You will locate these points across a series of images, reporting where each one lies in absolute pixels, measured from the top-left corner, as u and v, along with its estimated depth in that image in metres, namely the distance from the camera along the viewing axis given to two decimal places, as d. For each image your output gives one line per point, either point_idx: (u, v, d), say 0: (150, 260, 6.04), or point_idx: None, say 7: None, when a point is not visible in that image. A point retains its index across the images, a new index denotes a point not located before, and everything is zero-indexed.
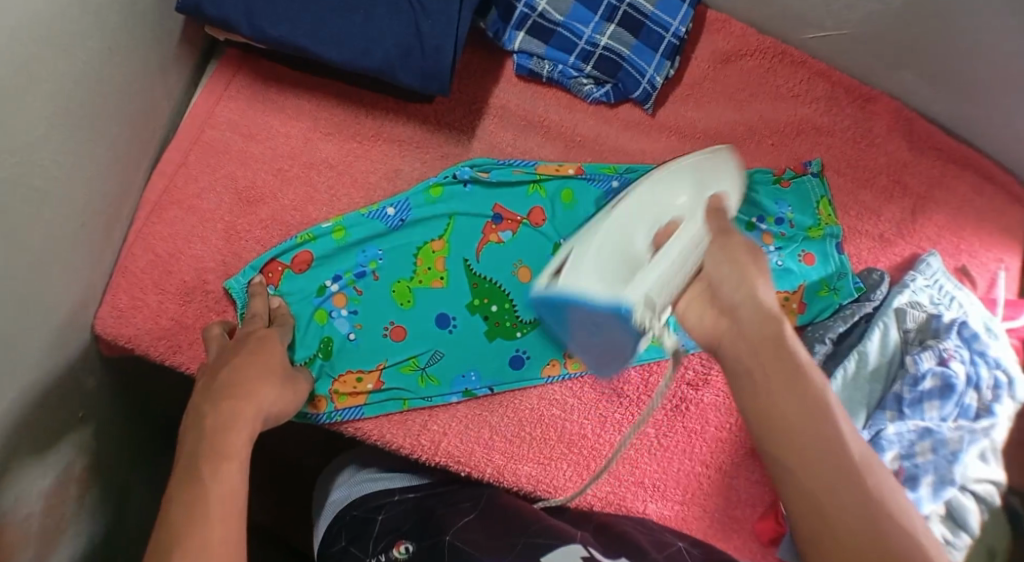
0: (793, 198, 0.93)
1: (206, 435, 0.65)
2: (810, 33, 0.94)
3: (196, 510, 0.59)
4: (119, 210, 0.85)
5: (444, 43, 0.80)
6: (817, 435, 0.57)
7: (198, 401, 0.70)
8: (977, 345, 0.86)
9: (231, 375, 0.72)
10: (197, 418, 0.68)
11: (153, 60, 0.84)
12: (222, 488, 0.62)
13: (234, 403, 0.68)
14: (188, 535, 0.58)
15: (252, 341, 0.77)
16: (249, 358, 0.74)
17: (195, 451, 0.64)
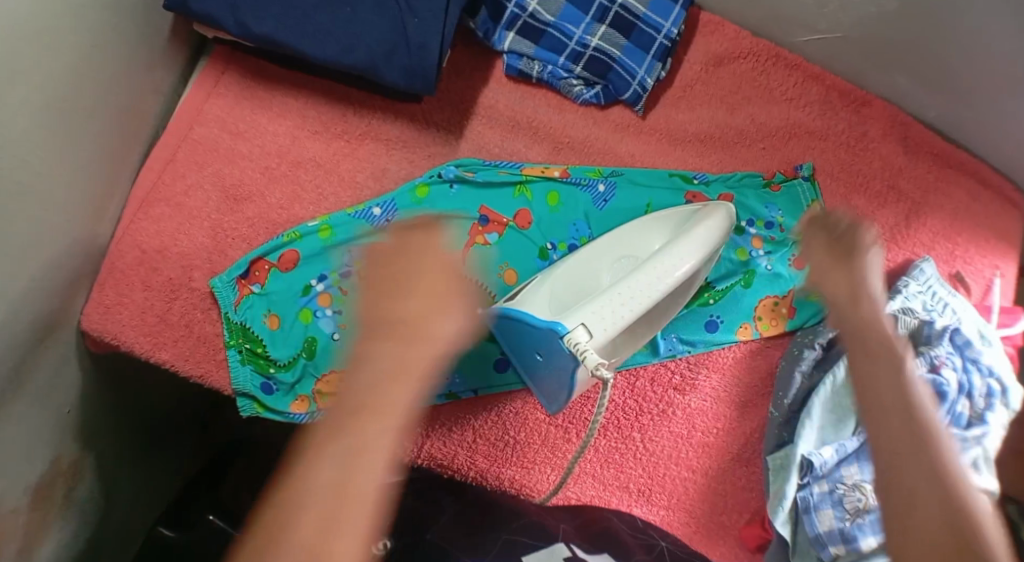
0: (784, 202, 0.92)
1: (354, 404, 0.56)
2: (803, 36, 0.94)
3: (349, 484, 0.54)
4: (105, 206, 0.85)
5: (429, 42, 0.80)
6: (922, 444, 0.63)
7: (370, 339, 0.58)
8: (970, 351, 0.86)
9: (401, 303, 0.58)
10: (365, 365, 0.57)
11: (141, 56, 0.84)
12: (380, 461, 0.55)
13: (410, 350, 0.57)
14: (317, 532, 0.53)
15: (417, 259, 0.60)
16: (416, 282, 0.59)
17: (343, 412, 0.56)
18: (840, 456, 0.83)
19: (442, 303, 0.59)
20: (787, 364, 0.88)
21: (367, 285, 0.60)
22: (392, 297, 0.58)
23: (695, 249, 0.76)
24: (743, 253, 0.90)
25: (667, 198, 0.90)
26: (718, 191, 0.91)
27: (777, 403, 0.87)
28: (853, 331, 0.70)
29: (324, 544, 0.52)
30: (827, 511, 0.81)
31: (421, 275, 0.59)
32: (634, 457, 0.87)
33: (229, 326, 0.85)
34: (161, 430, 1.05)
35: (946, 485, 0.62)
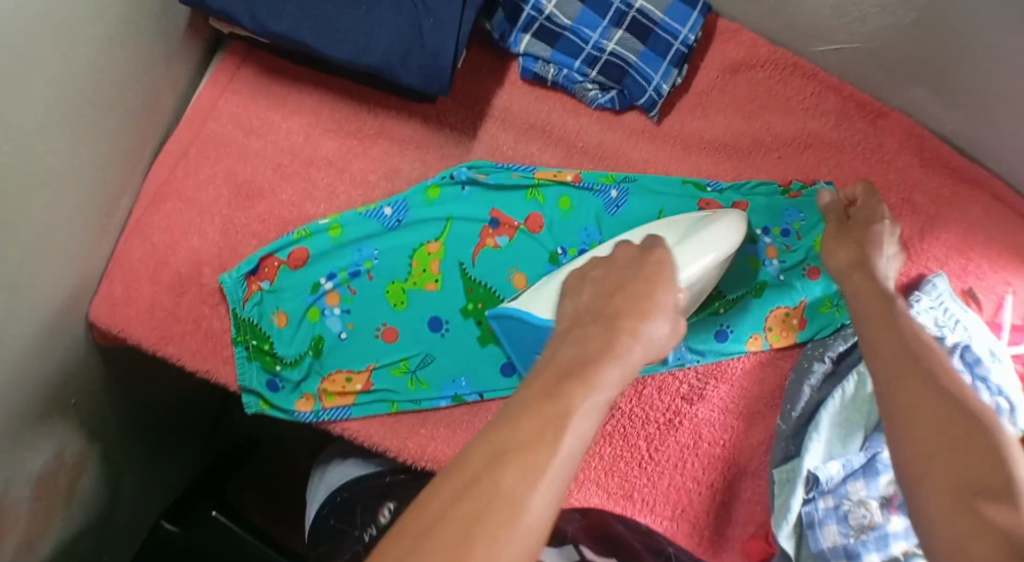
0: (803, 208, 0.90)
1: (573, 371, 0.55)
2: (822, 46, 0.93)
3: (542, 452, 0.50)
4: (117, 199, 0.85)
5: (444, 43, 0.79)
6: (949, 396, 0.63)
7: (578, 333, 0.59)
8: (979, 369, 0.85)
9: (625, 306, 0.61)
10: (593, 350, 0.57)
11: (157, 50, 0.84)
12: (580, 437, 0.52)
13: (622, 345, 0.57)
14: (518, 481, 0.48)
15: (640, 273, 0.64)
16: (631, 290, 0.62)
17: (571, 371, 0.55)
18: (846, 471, 0.83)
19: (648, 311, 0.60)
20: (796, 378, 0.87)
21: (585, 288, 0.65)
22: (609, 300, 0.62)
23: (713, 245, 0.77)
24: (756, 263, 0.90)
25: (681, 205, 0.88)
26: (732, 198, 0.90)
27: (785, 415, 0.86)
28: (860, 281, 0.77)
29: (511, 493, 0.48)
30: (832, 526, 0.81)
31: (639, 295, 0.61)
32: (639, 466, 0.87)
33: (236, 322, 0.84)
34: (168, 422, 1.05)
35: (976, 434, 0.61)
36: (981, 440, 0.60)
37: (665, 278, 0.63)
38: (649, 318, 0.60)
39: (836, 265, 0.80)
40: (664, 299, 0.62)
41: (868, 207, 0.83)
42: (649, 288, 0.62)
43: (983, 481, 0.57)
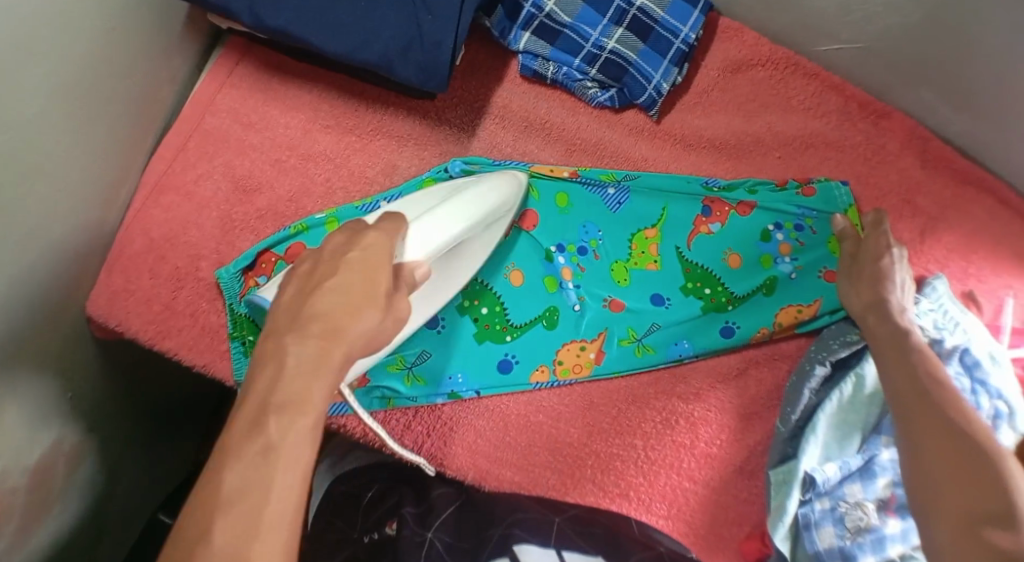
0: (817, 202, 0.89)
1: (270, 405, 0.52)
2: (825, 45, 0.93)
3: (257, 498, 0.50)
4: (116, 193, 0.85)
5: (444, 39, 0.79)
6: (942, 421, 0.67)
7: (279, 337, 0.55)
8: (979, 373, 0.86)
9: (325, 301, 0.56)
10: (279, 359, 0.54)
11: (157, 43, 0.83)
12: (291, 467, 0.51)
13: (324, 346, 0.54)
14: (231, 538, 0.49)
15: (350, 262, 0.58)
16: (337, 280, 0.57)
17: (271, 396, 0.52)
18: (843, 473, 0.83)
19: (361, 303, 0.56)
20: (797, 380, 0.86)
21: (292, 283, 0.59)
22: (309, 299, 0.56)
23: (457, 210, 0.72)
24: (767, 260, 0.88)
25: (685, 204, 0.89)
26: (739, 197, 0.89)
27: (785, 418, 0.86)
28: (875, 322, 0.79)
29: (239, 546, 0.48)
30: (828, 528, 0.81)
31: (349, 272, 0.58)
32: (636, 464, 0.85)
33: (233, 317, 0.84)
34: (163, 416, 1.05)
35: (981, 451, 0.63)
36: (986, 473, 0.61)
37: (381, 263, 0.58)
38: (358, 312, 0.56)
39: (852, 306, 0.83)
40: (382, 287, 0.58)
41: (875, 237, 0.85)
42: (361, 275, 0.58)
43: (987, 506, 0.59)
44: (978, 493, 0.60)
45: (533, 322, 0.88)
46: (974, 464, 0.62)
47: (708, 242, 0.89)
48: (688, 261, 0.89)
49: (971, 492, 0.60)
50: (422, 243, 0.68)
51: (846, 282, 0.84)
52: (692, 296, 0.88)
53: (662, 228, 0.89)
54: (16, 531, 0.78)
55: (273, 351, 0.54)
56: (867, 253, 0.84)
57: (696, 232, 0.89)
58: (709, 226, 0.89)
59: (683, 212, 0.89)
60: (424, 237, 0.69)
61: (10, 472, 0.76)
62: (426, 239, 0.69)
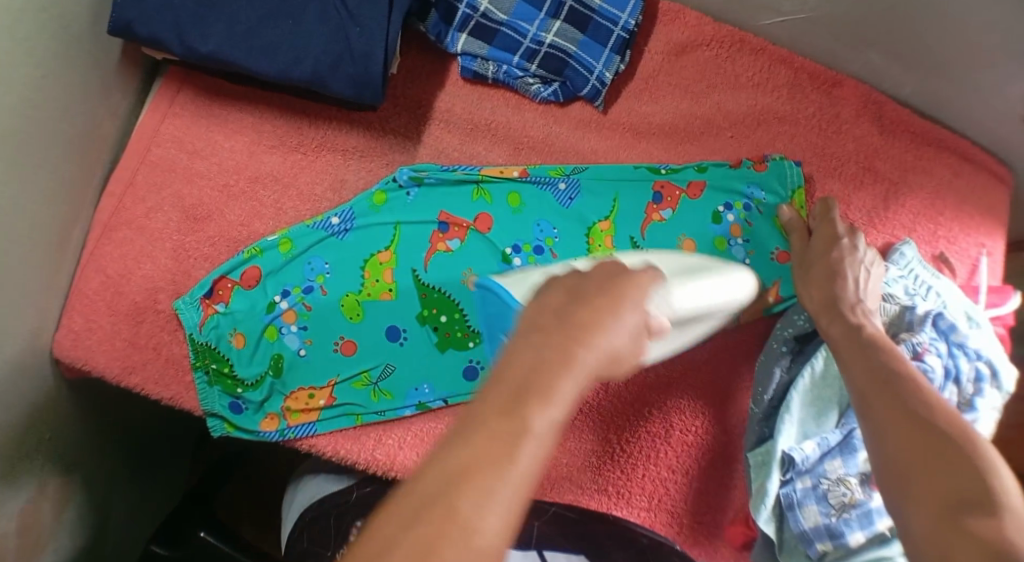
0: (768, 180, 0.88)
1: (546, 364, 0.46)
2: (769, 19, 0.91)
3: (490, 471, 0.43)
4: (67, 233, 0.85)
5: (373, 50, 0.78)
6: (906, 410, 0.64)
7: (583, 320, 0.49)
8: (955, 336, 0.84)
9: (600, 301, 0.50)
10: (596, 330, 0.48)
11: (92, 81, 0.83)
12: (541, 447, 0.45)
13: (573, 346, 0.47)
14: (469, 506, 0.42)
15: (614, 285, 0.51)
16: (607, 299, 0.50)
17: (547, 354, 0.47)
18: (823, 450, 0.81)
19: (613, 312, 0.50)
20: (766, 361, 0.85)
21: (554, 287, 0.52)
22: (575, 303, 0.50)
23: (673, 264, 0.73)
24: (722, 243, 0.87)
25: (636, 191, 0.88)
26: (689, 180, 0.88)
27: (757, 399, 0.85)
28: (836, 319, 0.78)
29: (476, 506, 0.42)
30: (812, 507, 0.80)
31: (610, 294, 0.51)
32: (611, 458, 0.85)
33: (194, 348, 0.84)
34: (145, 451, 1.05)
35: (953, 439, 0.60)
36: (956, 459, 0.59)
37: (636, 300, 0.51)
38: (611, 324, 0.49)
39: (810, 306, 0.82)
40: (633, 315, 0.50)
41: (826, 226, 0.84)
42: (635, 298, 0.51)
43: (963, 494, 0.56)
44: (958, 478, 0.57)
45: None
46: (944, 451, 0.60)
47: (662, 229, 0.87)
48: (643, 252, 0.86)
49: (950, 478, 0.58)
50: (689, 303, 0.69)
51: (801, 282, 0.83)
52: None
53: (615, 219, 0.87)
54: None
55: (585, 325, 0.48)
56: (818, 247, 0.83)
57: (649, 219, 0.87)
58: (661, 213, 0.87)
59: (635, 200, 0.87)
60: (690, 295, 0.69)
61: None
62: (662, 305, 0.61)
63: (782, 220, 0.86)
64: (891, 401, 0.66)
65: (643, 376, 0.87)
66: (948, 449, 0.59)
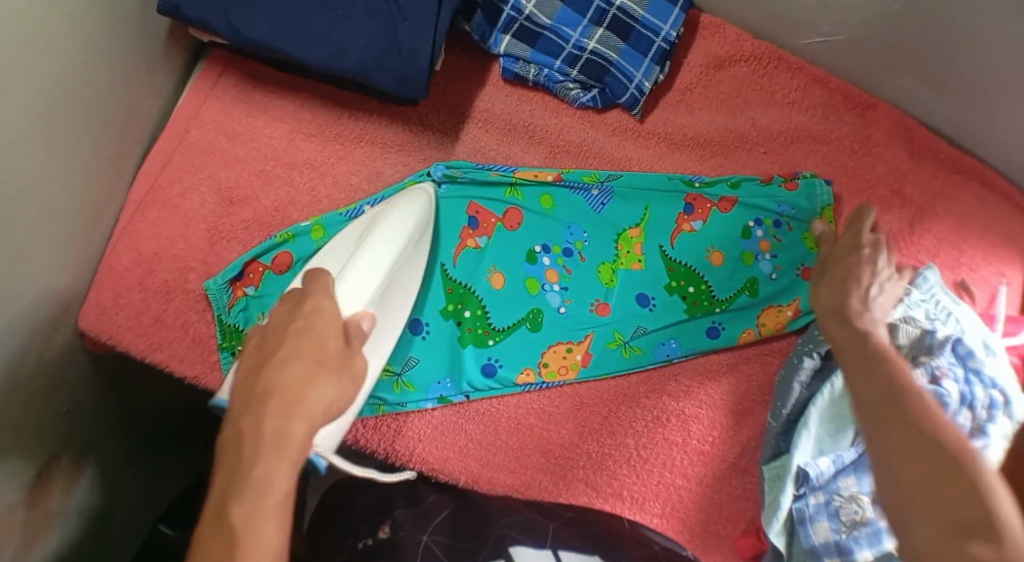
0: (798, 199, 0.89)
1: (291, 408, 0.58)
2: (807, 39, 0.92)
3: (259, 533, 0.54)
4: (102, 208, 0.85)
5: (420, 46, 0.78)
6: (906, 422, 0.62)
7: (267, 384, 0.59)
8: (972, 363, 0.85)
9: (292, 339, 0.62)
10: (289, 389, 0.59)
11: (137, 58, 0.84)
12: (268, 494, 0.55)
13: (289, 418, 0.58)
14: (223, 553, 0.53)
15: (297, 331, 0.63)
16: (296, 357, 0.60)
17: (261, 414, 0.58)
18: (836, 467, 0.81)
19: (314, 368, 0.61)
20: (786, 375, 0.87)
21: (269, 337, 0.63)
22: (274, 375, 0.59)
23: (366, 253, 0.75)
24: (749, 258, 0.88)
25: (668, 202, 0.88)
26: (721, 193, 0.89)
27: (775, 413, 0.86)
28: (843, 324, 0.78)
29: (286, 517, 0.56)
30: (823, 523, 0.80)
31: (297, 341, 0.62)
32: (628, 463, 0.86)
33: (222, 328, 0.85)
34: (157, 428, 1.05)
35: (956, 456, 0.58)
36: (958, 478, 0.57)
37: (328, 332, 0.63)
38: (314, 383, 0.60)
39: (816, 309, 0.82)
40: (333, 356, 0.62)
41: (850, 237, 0.84)
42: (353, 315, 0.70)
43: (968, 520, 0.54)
44: (954, 502, 0.56)
45: (515, 324, 0.86)
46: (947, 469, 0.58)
47: (691, 240, 0.88)
48: (672, 260, 0.88)
49: (946, 502, 0.56)
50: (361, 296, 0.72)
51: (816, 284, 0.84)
52: (676, 295, 0.88)
53: (646, 226, 0.88)
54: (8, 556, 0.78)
55: (267, 386, 0.59)
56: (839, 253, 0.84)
57: (679, 230, 0.88)
58: (692, 223, 0.88)
59: (666, 210, 0.88)
60: (353, 294, 0.71)
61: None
62: (361, 288, 0.72)
63: (815, 234, 0.87)
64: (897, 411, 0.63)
65: (664, 383, 0.88)
66: (950, 467, 0.57)
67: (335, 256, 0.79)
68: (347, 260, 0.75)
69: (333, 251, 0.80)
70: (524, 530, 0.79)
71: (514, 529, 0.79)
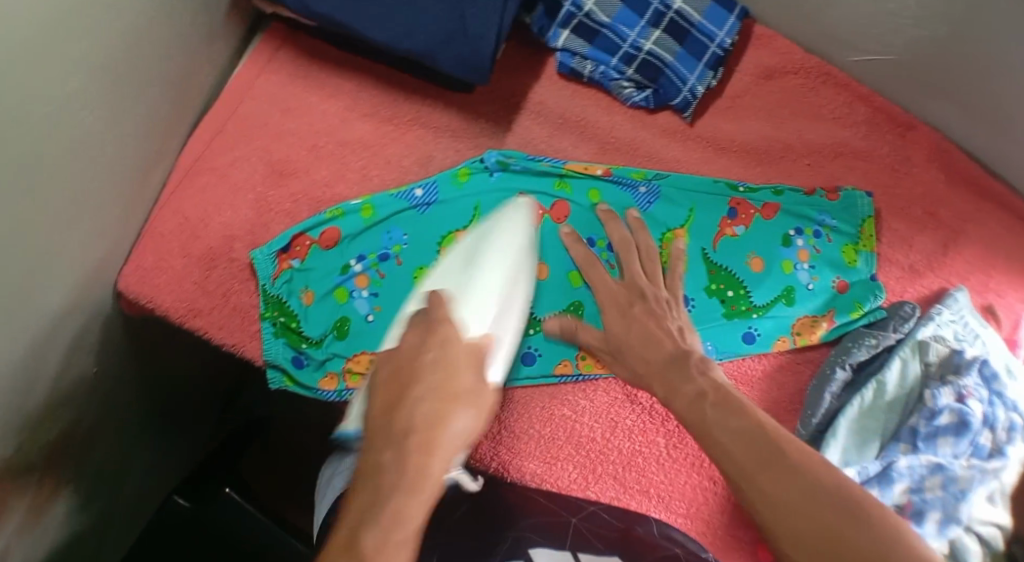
0: (838, 210, 0.91)
1: (430, 446, 0.59)
2: (855, 56, 0.94)
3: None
4: (153, 170, 0.85)
5: (487, 33, 0.80)
6: (766, 452, 0.64)
7: (403, 422, 0.59)
8: (996, 385, 0.86)
9: (429, 373, 0.62)
10: (434, 423, 0.60)
11: (199, 23, 0.84)
12: (405, 518, 0.56)
13: (424, 456, 0.58)
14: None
15: (459, 355, 0.64)
16: (432, 379, 0.62)
17: (403, 447, 0.58)
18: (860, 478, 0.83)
19: (455, 405, 0.61)
20: (817, 385, 0.88)
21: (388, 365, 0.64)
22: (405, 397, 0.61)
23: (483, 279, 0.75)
24: (788, 266, 0.89)
25: (712, 205, 0.90)
26: (764, 199, 0.90)
27: (805, 421, 0.87)
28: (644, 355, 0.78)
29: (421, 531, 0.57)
30: None
31: (436, 368, 0.63)
32: (656, 461, 0.87)
33: (265, 299, 0.85)
34: (180, 399, 1.05)
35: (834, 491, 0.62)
36: (833, 512, 0.60)
37: (459, 365, 0.63)
38: (459, 411, 0.61)
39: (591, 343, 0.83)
40: (472, 381, 0.63)
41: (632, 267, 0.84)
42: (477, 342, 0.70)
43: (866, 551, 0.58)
44: (811, 507, 0.61)
45: (556, 316, 0.87)
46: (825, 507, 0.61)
47: (732, 244, 0.89)
48: (713, 264, 0.89)
49: (799, 505, 0.61)
50: (472, 318, 0.72)
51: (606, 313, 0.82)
52: (715, 297, 0.89)
53: (690, 228, 0.89)
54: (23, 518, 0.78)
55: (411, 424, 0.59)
56: (618, 287, 0.83)
57: (721, 234, 0.89)
58: (734, 228, 0.90)
59: (710, 214, 0.90)
60: (473, 315, 0.72)
61: (30, 451, 0.76)
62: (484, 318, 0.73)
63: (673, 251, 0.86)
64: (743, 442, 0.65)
65: None
66: (829, 501, 0.61)
67: (449, 272, 0.77)
68: (471, 283, 0.75)
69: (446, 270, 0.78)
70: (535, 529, 0.76)
71: (530, 529, 0.76)
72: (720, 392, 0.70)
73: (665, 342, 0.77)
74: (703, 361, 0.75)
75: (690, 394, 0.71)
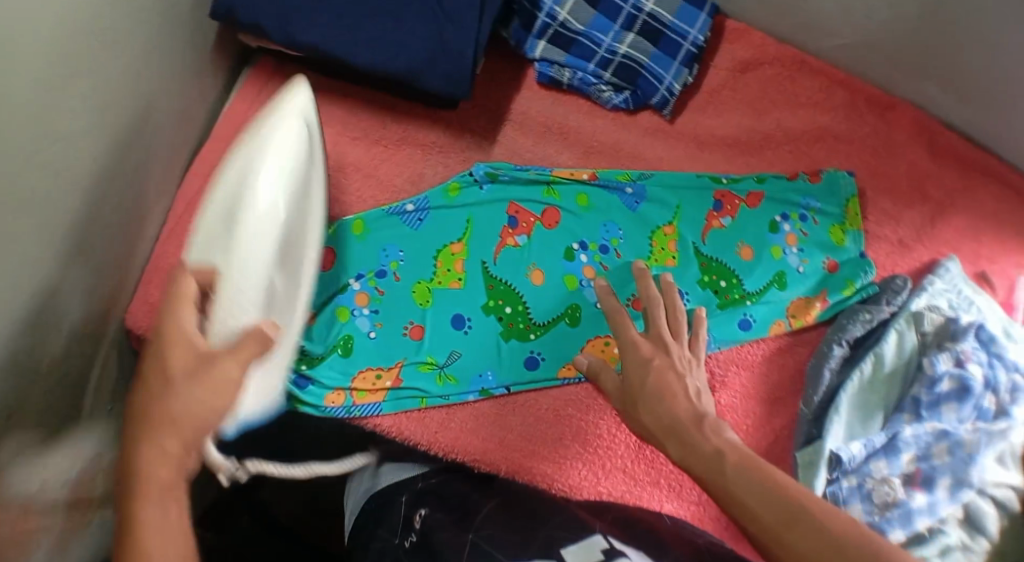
0: (822, 192, 0.94)
1: (169, 421, 0.59)
2: (829, 42, 0.97)
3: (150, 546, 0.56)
4: (152, 205, 0.88)
5: (466, 49, 0.84)
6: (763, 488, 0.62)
7: (155, 369, 0.60)
8: (995, 348, 0.87)
9: (171, 320, 0.62)
10: (174, 403, 0.59)
11: (188, 60, 0.87)
12: (162, 497, 0.58)
13: (178, 425, 0.59)
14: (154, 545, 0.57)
15: (174, 307, 0.62)
16: (175, 322, 0.62)
17: (143, 419, 0.59)
18: (868, 451, 0.85)
19: (200, 362, 0.60)
20: (816, 363, 0.89)
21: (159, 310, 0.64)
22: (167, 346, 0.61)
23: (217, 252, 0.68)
24: (777, 251, 0.92)
25: (698, 199, 0.93)
26: (747, 189, 0.93)
27: (807, 400, 0.89)
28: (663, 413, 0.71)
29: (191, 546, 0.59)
30: (856, 505, 0.83)
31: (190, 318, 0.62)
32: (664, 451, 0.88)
33: None
34: None
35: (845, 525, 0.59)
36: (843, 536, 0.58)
37: (187, 309, 0.62)
38: (213, 368, 0.60)
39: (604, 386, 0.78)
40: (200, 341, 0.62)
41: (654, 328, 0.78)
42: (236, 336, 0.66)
43: None
44: (813, 536, 0.59)
45: (555, 319, 0.89)
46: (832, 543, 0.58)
47: (721, 235, 0.92)
48: (705, 256, 0.91)
49: (802, 537, 0.59)
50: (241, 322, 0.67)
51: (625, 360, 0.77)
52: (708, 289, 0.90)
53: (678, 223, 0.92)
54: (56, 539, 0.80)
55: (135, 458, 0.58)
56: (640, 344, 0.76)
57: (709, 226, 0.92)
58: (721, 220, 0.92)
59: (697, 207, 0.92)
60: (240, 301, 0.67)
61: (44, 490, 0.76)
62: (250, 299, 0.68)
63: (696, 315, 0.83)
64: (738, 490, 0.63)
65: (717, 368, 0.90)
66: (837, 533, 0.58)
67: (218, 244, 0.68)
68: (241, 243, 0.68)
69: (271, 173, 0.70)
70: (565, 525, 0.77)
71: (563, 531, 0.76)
72: (738, 452, 0.65)
73: (682, 397, 0.72)
74: (716, 424, 0.70)
75: (707, 453, 0.66)
